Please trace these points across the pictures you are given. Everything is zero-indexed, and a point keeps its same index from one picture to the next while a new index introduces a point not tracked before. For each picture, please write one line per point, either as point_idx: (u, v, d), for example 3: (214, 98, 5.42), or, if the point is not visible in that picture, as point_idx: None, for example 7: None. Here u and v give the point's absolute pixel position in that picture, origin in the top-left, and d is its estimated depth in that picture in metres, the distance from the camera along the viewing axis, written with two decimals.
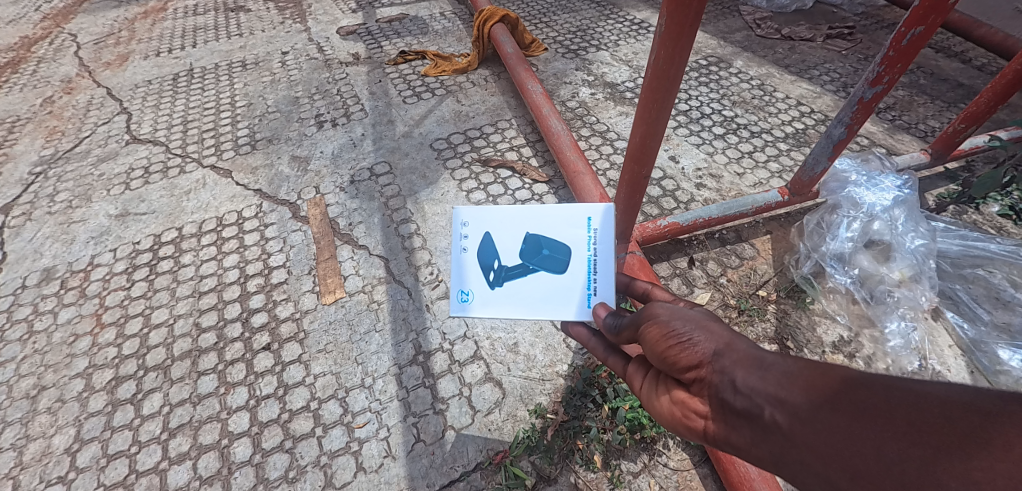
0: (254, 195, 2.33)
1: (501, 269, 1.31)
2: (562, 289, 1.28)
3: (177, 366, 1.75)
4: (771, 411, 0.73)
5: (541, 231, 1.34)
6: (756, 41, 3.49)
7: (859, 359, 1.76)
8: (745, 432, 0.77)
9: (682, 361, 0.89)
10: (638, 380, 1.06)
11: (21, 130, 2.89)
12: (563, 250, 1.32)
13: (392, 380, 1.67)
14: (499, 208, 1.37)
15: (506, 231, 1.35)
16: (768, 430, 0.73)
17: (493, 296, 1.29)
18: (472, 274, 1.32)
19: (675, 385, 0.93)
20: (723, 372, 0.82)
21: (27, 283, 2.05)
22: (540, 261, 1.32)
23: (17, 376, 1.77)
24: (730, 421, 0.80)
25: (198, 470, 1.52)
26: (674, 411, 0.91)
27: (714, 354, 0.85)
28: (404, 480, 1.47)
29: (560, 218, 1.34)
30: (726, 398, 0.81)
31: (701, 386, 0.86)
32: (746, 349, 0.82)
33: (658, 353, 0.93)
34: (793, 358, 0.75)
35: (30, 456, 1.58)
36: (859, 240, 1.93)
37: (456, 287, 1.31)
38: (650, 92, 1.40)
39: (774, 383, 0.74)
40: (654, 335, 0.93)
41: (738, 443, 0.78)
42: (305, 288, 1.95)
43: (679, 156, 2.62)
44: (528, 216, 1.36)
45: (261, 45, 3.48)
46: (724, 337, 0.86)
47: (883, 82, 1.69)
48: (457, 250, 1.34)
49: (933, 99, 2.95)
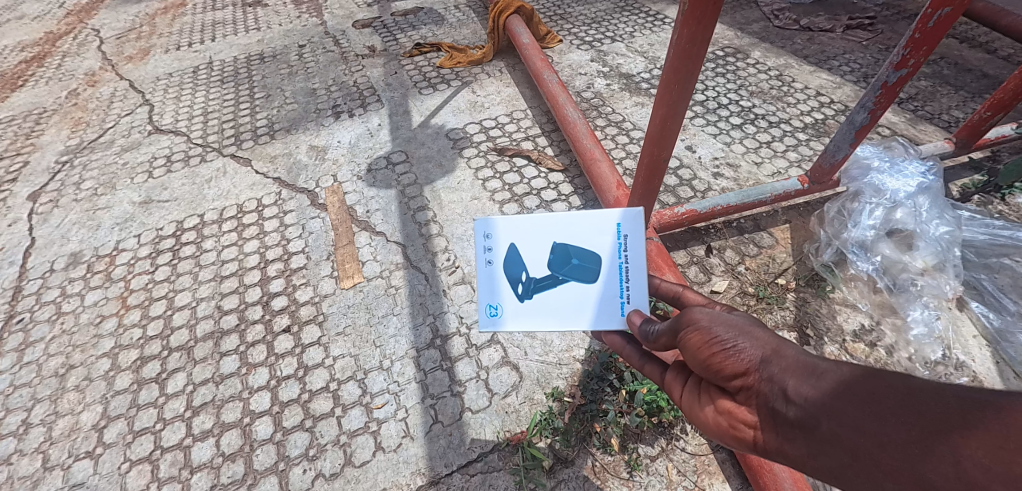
0: (273, 183, 2.37)
1: (530, 281, 1.32)
2: (593, 299, 1.30)
3: (200, 347, 1.79)
4: (829, 422, 0.71)
5: (568, 240, 1.33)
6: (773, 32, 3.44)
7: (881, 348, 1.73)
8: (800, 443, 0.75)
9: (727, 369, 0.88)
10: (678, 388, 1.03)
11: (48, 121, 2.96)
12: (593, 258, 1.31)
13: (409, 363, 1.69)
14: (524, 218, 1.35)
15: (533, 241, 1.34)
16: (827, 443, 0.71)
17: (523, 309, 1.32)
18: (501, 288, 1.34)
19: (719, 394, 0.91)
20: (773, 380, 0.81)
21: (55, 267, 2.11)
22: (569, 270, 1.32)
23: (45, 356, 1.82)
24: (782, 432, 0.79)
25: (221, 447, 1.55)
26: (720, 421, 0.90)
27: (761, 361, 0.84)
28: (422, 460, 1.48)
29: (587, 226, 1.32)
30: (777, 408, 0.80)
31: (748, 394, 0.85)
32: (795, 356, 0.82)
33: (701, 361, 0.91)
34: (848, 366, 0.74)
35: (59, 431, 1.62)
36: (881, 228, 1.90)
37: (485, 301, 1.34)
38: (673, 72, 1.38)
39: (831, 392, 0.73)
40: (696, 342, 0.92)
41: (793, 454, 0.77)
42: (323, 272, 1.97)
43: (696, 146, 2.60)
44: (554, 224, 1.35)
45: (279, 39, 3.52)
46: (770, 344, 0.85)
47: (908, 65, 1.66)
48: (482, 263, 1.35)
49: (957, 90, 2.89)
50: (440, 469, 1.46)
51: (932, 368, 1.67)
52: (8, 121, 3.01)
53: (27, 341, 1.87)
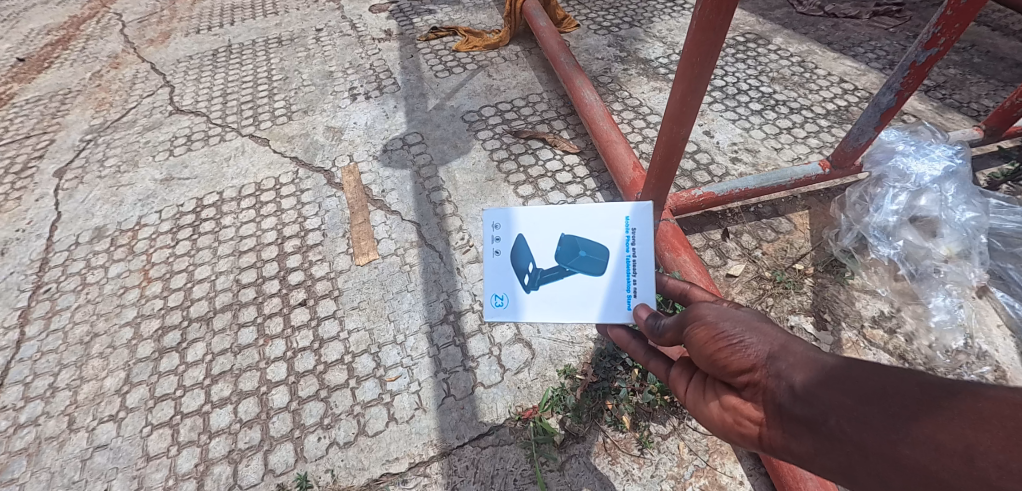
0: (290, 162, 2.40)
1: (537, 273, 1.31)
2: (599, 291, 1.29)
3: (219, 318, 1.82)
4: (838, 419, 0.70)
5: (577, 232, 1.34)
6: (796, 18, 3.36)
7: (900, 335, 1.70)
8: (807, 440, 0.74)
9: (733, 364, 0.87)
10: (682, 385, 1.02)
11: (73, 102, 3.02)
12: (601, 251, 1.31)
13: (423, 338, 1.71)
14: (533, 209, 1.35)
15: (541, 233, 1.35)
16: (836, 441, 0.70)
17: (530, 300, 1.30)
18: (507, 278, 1.33)
19: (724, 390, 0.90)
20: (779, 376, 0.80)
21: (80, 240, 2.16)
22: (577, 262, 1.32)
23: (71, 323, 1.88)
24: (789, 428, 0.77)
25: (239, 414, 1.58)
26: (724, 418, 0.89)
27: (768, 356, 0.82)
28: (434, 432, 1.50)
29: (595, 219, 1.34)
30: (784, 404, 0.78)
31: (754, 390, 0.83)
32: (804, 352, 0.80)
33: (708, 356, 0.90)
34: (860, 362, 0.72)
35: (84, 396, 1.68)
36: (904, 213, 1.85)
37: (490, 291, 1.32)
38: (694, 46, 1.35)
39: (838, 387, 0.72)
40: (703, 336, 0.91)
41: (799, 451, 0.75)
42: (339, 249, 2.00)
43: (714, 131, 2.56)
44: (563, 217, 1.36)
45: (296, 23, 3.53)
46: (778, 340, 0.84)
47: (938, 44, 1.59)
48: (490, 254, 1.34)
49: (987, 78, 2.80)
50: (452, 441, 1.48)
51: (953, 357, 1.63)
52: (35, 101, 3.08)
53: (54, 309, 1.93)
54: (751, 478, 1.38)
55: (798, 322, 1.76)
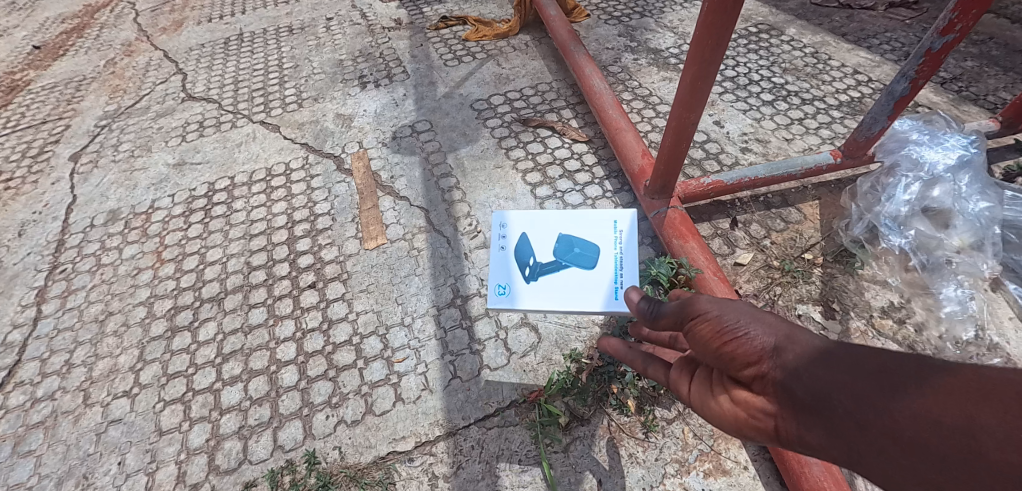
0: (301, 148, 2.42)
1: (536, 266, 1.38)
2: (594, 283, 1.31)
3: (230, 298, 1.85)
4: (843, 406, 0.69)
5: (573, 233, 1.44)
6: (811, 9, 3.31)
7: (909, 326, 1.69)
8: (815, 430, 0.73)
9: (739, 355, 0.86)
10: (689, 382, 1.02)
11: (87, 88, 3.06)
12: (594, 249, 1.39)
13: (430, 320, 1.72)
14: (534, 213, 1.49)
15: (540, 234, 1.45)
16: (842, 427, 0.68)
17: (528, 288, 1.32)
18: (507, 272, 1.38)
19: (733, 384, 0.90)
20: (785, 365, 0.79)
21: (95, 223, 2.20)
22: (573, 258, 1.38)
23: (87, 302, 1.91)
24: (797, 418, 0.76)
25: (249, 392, 1.61)
26: (736, 413, 0.88)
27: (773, 346, 0.82)
28: (441, 412, 1.52)
29: (589, 222, 1.45)
30: (790, 393, 0.77)
31: (761, 382, 0.83)
32: (808, 340, 0.79)
33: (713, 350, 0.91)
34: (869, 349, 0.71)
35: (99, 372, 1.71)
36: (917, 203, 1.83)
37: (493, 283, 1.35)
38: (705, 29, 1.33)
39: (846, 374, 0.71)
40: (706, 331, 0.92)
41: (809, 442, 0.74)
42: (348, 234, 2.01)
43: (724, 121, 2.54)
44: (561, 220, 1.47)
45: (307, 12, 3.54)
46: (784, 330, 0.84)
47: (954, 30, 1.56)
48: (494, 250, 1.44)
49: (1006, 71, 2.74)
50: (458, 421, 1.50)
51: (963, 348, 1.62)
52: (51, 88, 3.12)
53: (70, 289, 1.96)
54: (756, 463, 1.38)
55: (806, 311, 1.75)
